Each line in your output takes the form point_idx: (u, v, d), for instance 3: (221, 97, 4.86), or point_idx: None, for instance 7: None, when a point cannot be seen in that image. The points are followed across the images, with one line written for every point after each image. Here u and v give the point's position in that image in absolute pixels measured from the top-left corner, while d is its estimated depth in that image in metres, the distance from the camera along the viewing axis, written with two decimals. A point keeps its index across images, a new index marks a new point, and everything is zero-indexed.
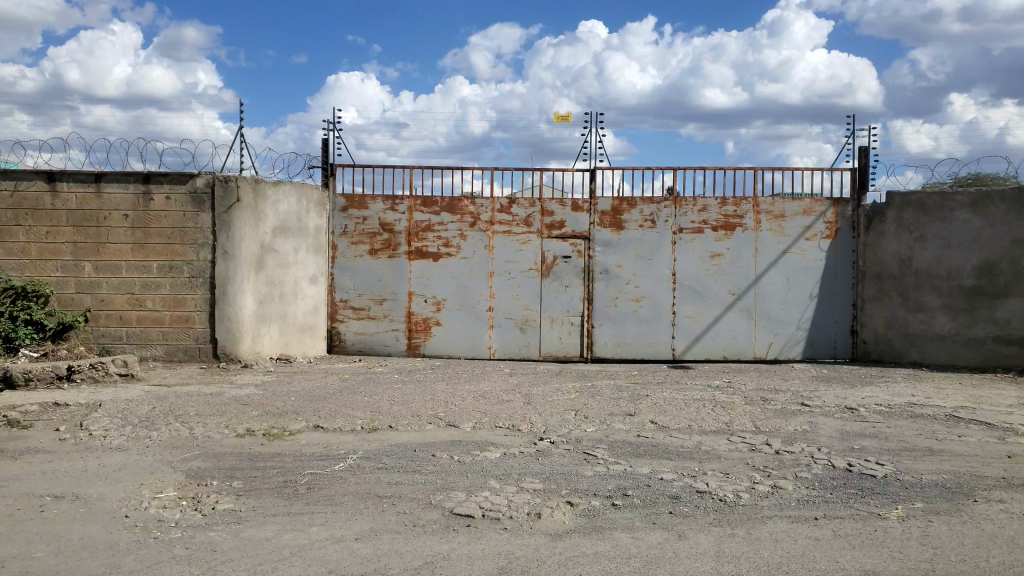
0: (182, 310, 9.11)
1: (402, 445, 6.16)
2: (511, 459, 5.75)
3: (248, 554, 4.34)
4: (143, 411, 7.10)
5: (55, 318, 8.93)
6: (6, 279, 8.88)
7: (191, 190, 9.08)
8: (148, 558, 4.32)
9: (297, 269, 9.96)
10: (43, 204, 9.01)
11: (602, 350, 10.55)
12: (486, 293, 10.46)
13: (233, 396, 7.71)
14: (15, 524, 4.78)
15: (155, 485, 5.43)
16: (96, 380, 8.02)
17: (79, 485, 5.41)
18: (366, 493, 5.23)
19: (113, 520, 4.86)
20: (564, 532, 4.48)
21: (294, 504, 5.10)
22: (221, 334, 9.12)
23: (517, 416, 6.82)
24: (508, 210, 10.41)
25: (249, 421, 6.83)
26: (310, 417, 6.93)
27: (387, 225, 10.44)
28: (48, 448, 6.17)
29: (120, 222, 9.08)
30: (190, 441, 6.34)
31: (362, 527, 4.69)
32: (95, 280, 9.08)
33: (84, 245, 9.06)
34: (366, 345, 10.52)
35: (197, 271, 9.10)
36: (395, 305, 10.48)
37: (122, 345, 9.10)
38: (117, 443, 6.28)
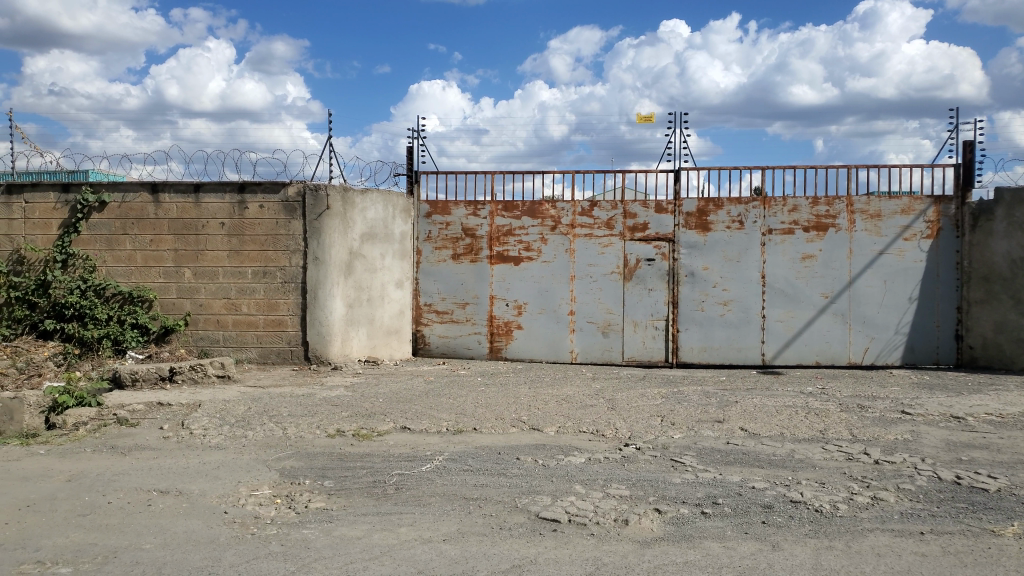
0: (275, 314, 9.46)
1: (487, 448, 6.20)
2: (596, 464, 5.70)
3: (340, 552, 4.45)
4: (239, 411, 7.39)
5: (158, 322, 9.44)
6: (115, 285, 9.44)
7: (284, 198, 9.41)
8: (246, 553, 4.49)
9: (384, 274, 10.19)
10: (147, 214, 9.52)
11: (687, 355, 10.35)
12: (568, 296, 10.44)
13: (323, 397, 7.94)
14: (125, 517, 5.05)
15: (252, 483, 5.65)
16: (196, 381, 8.40)
17: (182, 482, 5.68)
18: (453, 495, 5.29)
19: (213, 515, 5.08)
20: (653, 540, 4.41)
21: (384, 504, 5.20)
22: (312, 337, 9.42)
23: (602, 421, 6.77)
24: (590, 213, 10.35)
25: (338, 422, 7.03)
26: (397, 418, 7.07)
27: (469, 230, 10.55)
28: (153, 446, 6.50)
29: (218, 230, 9.49)
30: (284, 441, 6.56)
31: (450, 529, 4.73)
32: (194, 285, 9.53)
33: (184, 252, 9.53)
34: (449, 349, 10.64)
35: (290, 276, 9.44)
36: (478, 309, 10.57)
37: (219, 347, 9.51)
38: (217, 442, 6.57)
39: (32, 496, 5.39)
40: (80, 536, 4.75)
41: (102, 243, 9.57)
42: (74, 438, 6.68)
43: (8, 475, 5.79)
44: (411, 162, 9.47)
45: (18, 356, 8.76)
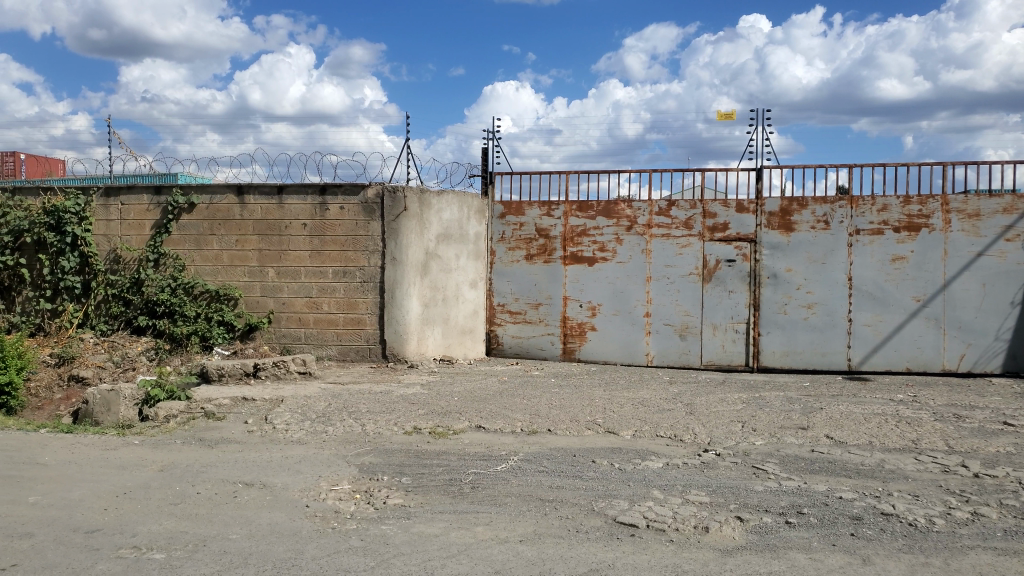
0: (354, 313, 9.67)
1: (562, 450, 6.17)
2: (675, 470, 5.59)
3: (419, 550, 4.50)
4: (320, 407, 7.57)
5: (243, 320, 9.78)
6: (203, 284, 9.82)
7: (363, 200, 9.59)
8: (328, 547, 4.58)
9: (458, 274, 10.29)
10: (233, 215, 9.87)
11: (768, 359, 10.08)
12: (643, 298, 10.30)
13: (400, 395, 8.06)
14: (213, 508, 5.24)
15: (332, 478, 5.78)
16: (278, 377, 8.65)
17: (267, 475, 5.85)
18: (529, 496, 5.28)
19: (296, 509, 5.21)
20: (736, 549, 4.29)
21: (460, 503, 5.23)
22: (389, 336, 9.60)
23: (680, 426, 6.64)
24: (667, 213, 10.18)
25: (415, 419, 7.12)
26: (472, 417, 7.10)
27: (543, 230, 10.54)
28: (239, 439, 6.73)
29: (300, 230, 9.76)
30: (362, 437, 6.69)
31: (527, 530, 4.73)
32: (277, 284, 9.82)
33: (268, 252, 9.83)
34: (523, 349, 10.65)
35: (368, 276, 9.63)
36: (551, 310, 10.55)
37: (301, 345, 9.78)
38: (299, 437, 6.75)
39: (127, 484, 5.65)
40: (172, 524, 4.95)
41: (191, 243, 9.95)
42: (166, 430, 6.98)
43: (107, 464, 6.10)
44: (488, 163, 9.51)
45: (114, 351, 9.24)
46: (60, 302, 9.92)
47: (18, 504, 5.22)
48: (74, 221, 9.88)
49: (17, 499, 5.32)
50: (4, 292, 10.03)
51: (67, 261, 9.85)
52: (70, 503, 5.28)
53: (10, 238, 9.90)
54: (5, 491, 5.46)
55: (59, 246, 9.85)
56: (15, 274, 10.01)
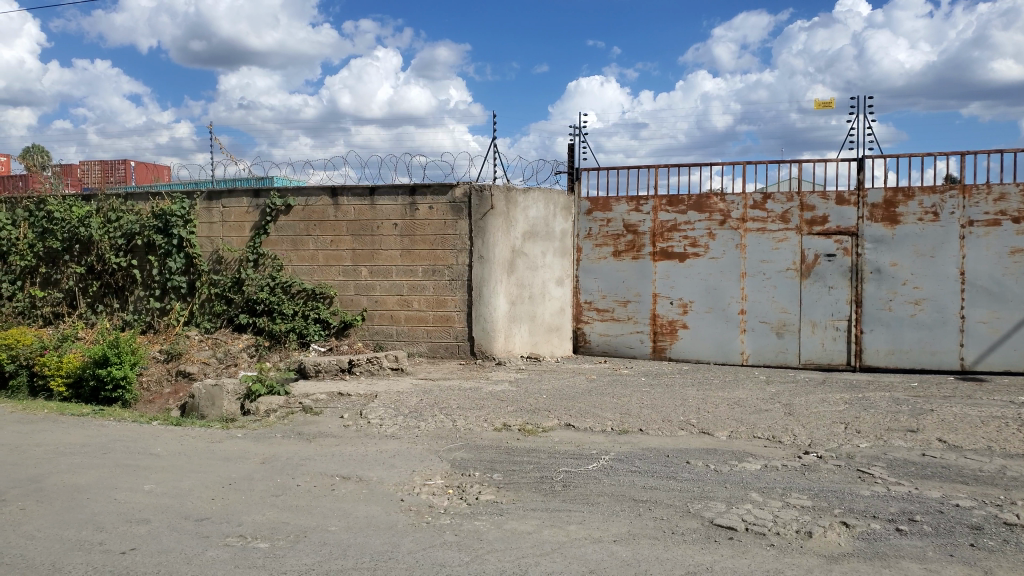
0: (443, 311, 9.81)
1: (654, 450, 6.07)
2: (773, 472, 5.41)
3: (512, 546, 4.51)
4: (412, 402, 7.70)
5: (337, 317, 10.08)
6: (299, 283, 10.16)
7: (452, 199, 9.71)
8: (423, 541, 4.65)
9: (545, 272, 10.28)
10: (328, 216, 10.17)
11: (871, 358, 9.64)
12: (737, 294, 10.02)
13: (489, 391, 8.11)
14: (313, 500, 5.40)
15: (426, 472, 5.87)
16: (372, 373, 8.89)
17: (363, 468, 5.99)
18: (622, 496, 5.21)
19: (391, 502, 5.32)
20: (842, 556, 4.11)
21: (553, 501, 5.21)
22: (477, 333, 9.70)
23: (778, 427, 6.42)
24: (762, 206, 9.88)
25: (504, 416, 7.15)
26: (562, 415, 7.07)
27: (631, 226, 10.40)
28: (335, 433, 6.93)
29: (391, 230, 9.96)
30: (454, 433, 6.77)
31: (621, 530, 4.67)
32: (370, 283, 10.06)
33: (361, 252, 10.08)
34: (611, 347, 10.55)
35: (456, 274, 9.75)
36: (640, 307, 10.40)
37: (392, 341, 9.99)
38: (392, 431, 6.89)
39: (232, 475, 5.90)
40: (274, 514, 5.13)
41: (288, 244, 10.30)
42: (267, 424, 7.26)
43: (213, 455, 6.39)
44: (575, 160, 9.46)
45: (218, 347, 9.69)
46: (169, 301, 10.49)
47: (135, 492, 5.53)
48: (180, 223, 10.41)
49: (133, 486, 5.64)
50: (119, 291, 10.70)
51: (174, 262, 10.40)
52: (181, 491, 5.55)
53: (123, 241, 10.54)
54: (123, 479, 5.80)
55: (166, 248, 10.42)
56: (128, 275, 10.65)
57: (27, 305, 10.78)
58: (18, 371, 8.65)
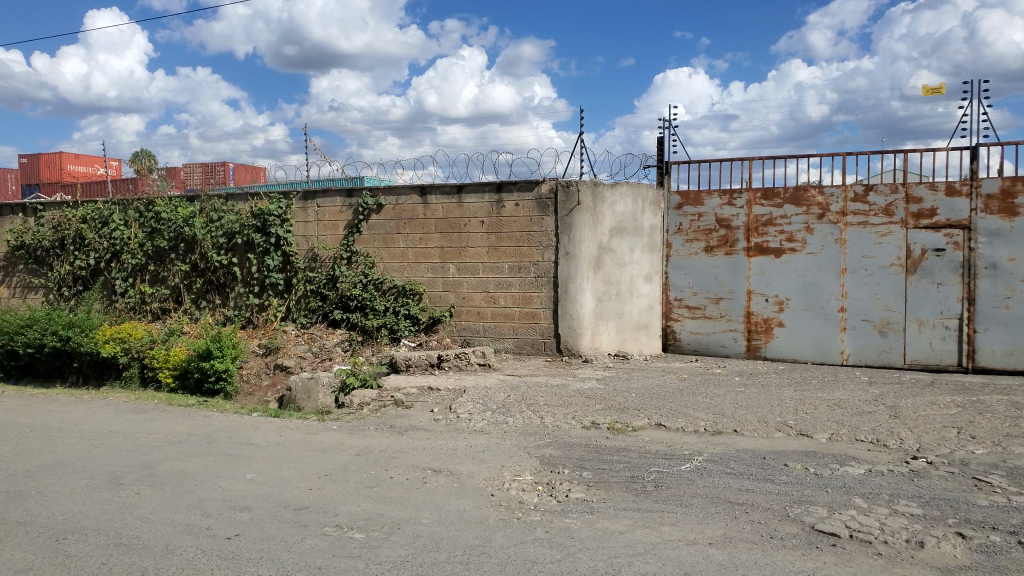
0: (530, 307, 9.84)
1: (749, 452, 5.90)
2: (878, 477, 5.16)
3: (605, 545, 4.46)
4: (500, 398, 7.74)
5: (427, 313, 10.26)
6: (390, 279, 10.37)
7: (538, 196, 9.73)
8: (514, 536, 4.66)
9: (633, 268, 10.14)
10: (416, 214, 10.34)
11: (986, 359, 9.09)
12: (837, 291, 9.63)
13: (577, 389, 8.07)
14: (405, 492, 5.51)
15: (515, 468, 5.88)
16: (460, 368, 9.00)
17: (453, 462, 6.07)
18: (717, 498, 5.08)
19: (482, 497, 5.36)
20: (957, 568, 3.88)
21: (645, 501, 5.13)
22: (564, 329, 9.70)
23: (883, 430, 6.13)
24: (864, 199, 9.44)
25: (593, 414, 7.10)
26: (652, 414, 6.96)
27: (724, 220, 10.13)
28: (426, 427, 7.05)
29: (478, 228, 10.05)
30: (543, 429, 6.77)
31: (716, 533, 4.55)
32: (457, 279, 10.17)
33: (448, 249, 10.20)
34: (702, 346, 10.31)
35: (543, 271, 9.77)
36: (733, 305, 10.12)
37: (479, 338, 10.09)
38: (481, 426, 6.95)
39: (328, 466, 6.08)
40: (370, 506, 5.25)
41: (379, 242, 10.54)
42: (360, 417, 7.45)
43: (310, 446, 6.60)
44: (664, 154, 9.31)
45: (313, 342, 10.01)
46: (267, 297, 10.91)
47: (238, 480, 5.77)
48: (277, 223, 10.79)
49: (236, 475, 5.89)
50: (220, 288, 11.20)
51: (272, 260, 10.79)
52: (280, 481, 5.76)
53: (224, 240, 11.02)
54: (226, 467, 6.06)
55: (265, 246, 10.82)
56: (229, 272, 11.13)
57: (138, 301, 11.45)
58: (130, 363, 9.18)
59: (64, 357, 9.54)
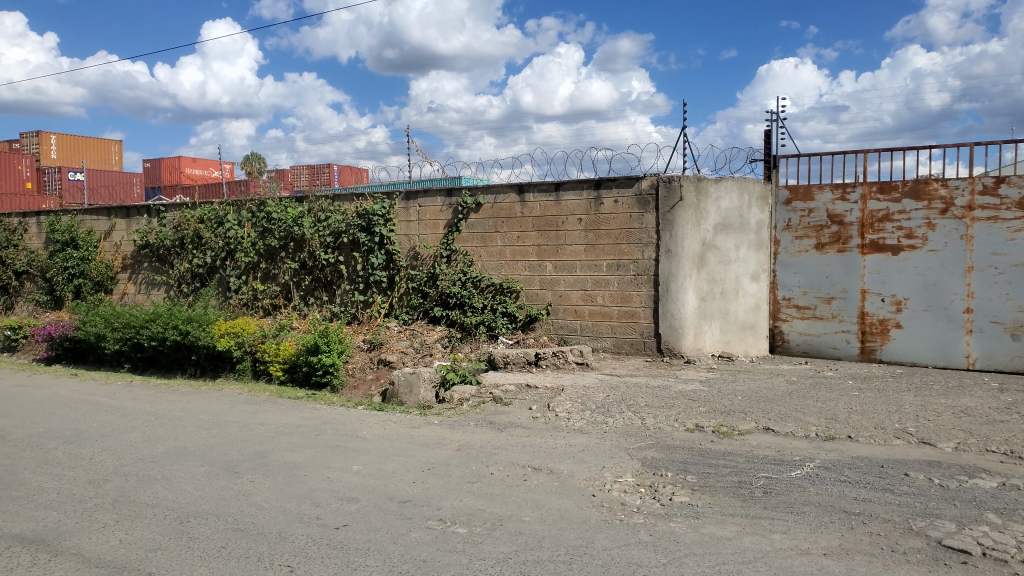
0: (629, 306, 9.72)
1: (866, 459, 5.60)
2: (1013, 493, 4.80)
3: (712, 552, 4.33)
4: (599, 398, 7.67)
5: (524, 311, 10.30)
6: (488, 277, 10.47)
7: (638, 192, 9.58)
8: (618, 538, 4.59)
9: (738, 266, 9.85)
10: (514, 213, 10.39)
11: None
12: (961, 291, 9.04)
13: (679, 390, 7.89)
14: (506, 489, 5.52)
15: (617, 469, 5.80)
16: (558, 366, 8.97)
17: (553, 461, 6.04)
18: (831, 507, 4.84)
19: (583, 497, 5.31)
20: None
21: (753, 507, 4.96)
22: (665, 329, 9.52)
23: (1017, 441, 5.69)
24: (994, 191, 8.80)
25: (696, 416, 6.92)
26: (759, 418, 6.72)
27: (836, 216, 9.68)
28: (525, 424, 7.06)
29: (576, 225, 9.99)
30: (644, 431, 6.65)
31: (831, 544, 4.34)
32: (555, 278, 10.16)
33: (546, 247, 10.21)
34: (812, 347, 9.89)
35: (643, 269, 9.62)
36: (846, 305, 9.66)
37: (577, 336, 10.05)
38: (580, 426, 6.90)
39: (431, 460, 6.18)
40: (471, 501, 5.30)
41: (477, 241, 10.66)
42: (460, 412, 7.56)
43: (413, 440, 6.74)
44: (771, 148, 8.98)
45: (414, 338, 10.20)
46: (371, 295, 11.21)
47: (345, 471, 5.95)
48: (381, 222, 11.06)
49: (343, 466, 6.07)
50: (327, 285, 11.60)
51: (376, 258, 11.08)
52: (385, 473, 5.90)
53: (331, 239, 11.40)
54: (334, 459, 6.26)
55: (369, 245, 11.12)
56: (335, 270, 11.50)
57: (251, 297, 12.01)
58: (243, 357, 9.64)
59: (184, 349, 10.11)
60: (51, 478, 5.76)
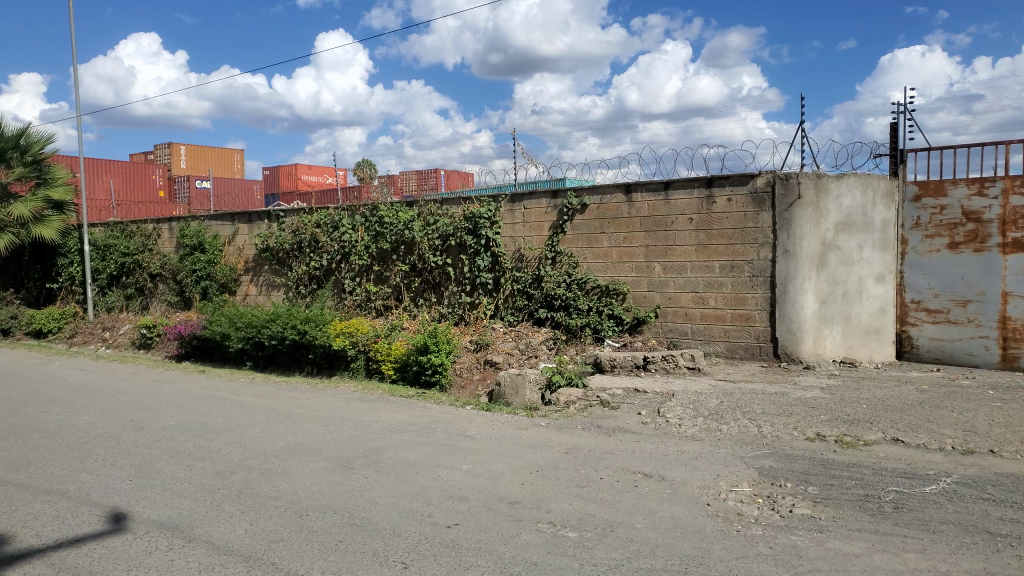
0: (743, 309, 9.41)
1: (1011, 477, 5.17)
2: None
3: (838, 568, 4.10)
4: (712, 404, 7.43)
5: (631, 314, 10.16)
6: (594, 279, 10.39)
7: (753, 190, 9.25)
8: (735, 549, 4.42)
9: (861, 267, 9.35)
10: (621, 213, 10.26)
11: None
12: None
13: (797, 397, 7.55)
14: (617, 494, 5.44)
15: (732, 478, 5.61)
16: (667, 371, 8.78)
17: (665, 468, 5.90)
18: (973, 526, 4.49)
19: (697, 505, 5.15)
20: None
21: (883, 523, 4.66)
22: (782, 333, 9.16)
23: None
24: None
25: (817, 425, 6.60)
26: (887, 428, 6.33)
27: (972, 212, 8.99)
28: (634, 429, 6.93)
29: (686, 225, 9.76)
30: (761, 439, 6.40)
31: (974, 567, 4.01)
32: (664, 279, 9.97)
33: (654, 247, 10.02)
34: (945, 353, 9.22)
35: (757, 270, 9.30)
36: (985, 308, 8.95)
37: (687, 340, 9.81)
38: (692, 433, 6.72)
39: (539, 462, 6.17)
40: (581, 505, 5.25)
41: (584, 242, 10.60)
42: (567, 415, 7.51)
43: (521, 441, 6.75)
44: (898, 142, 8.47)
45: (520, 339, 10.22)
46: (478, 296, 11.33)
47: (455, 470, 6.02)
48: (487, 225, 11.18)
49: (454, 465, 6.15)
50: (436, 287, 11.84)
51: (482, 260, 11.21)
52: (495, 474, 5.93)
53: (439, 241, 11.62)
54: (445, 458, 6.35)
55: (476, 248, 11.26)
56: (443, 272, 11.71)
57: (364, 298, 12.42)
58: (357, 356, 9.95)
59: (302, 348, 10.54)
60: (183, 468, 6.13)
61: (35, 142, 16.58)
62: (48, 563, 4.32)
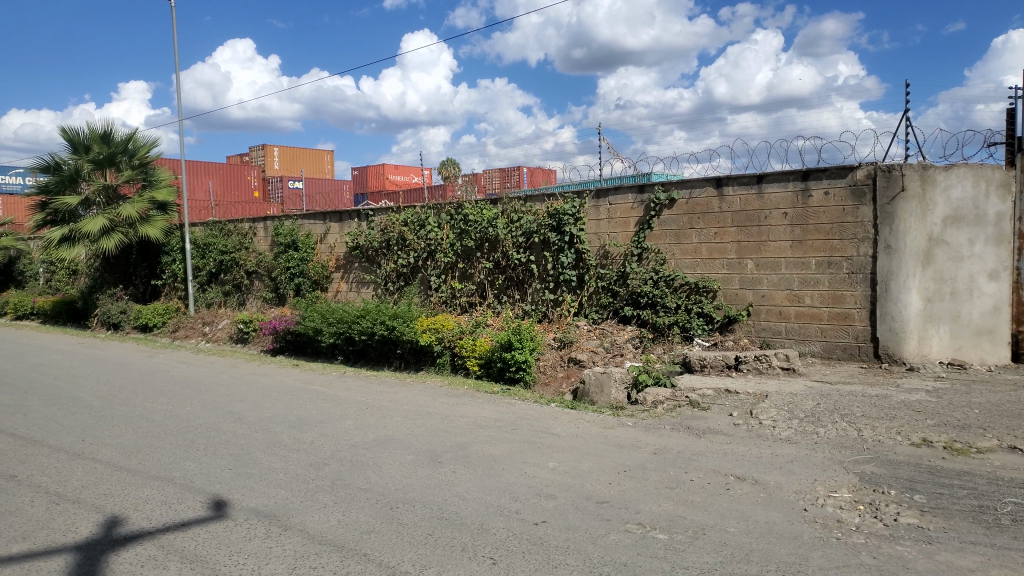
0: (841, 307, 9.06)
1: None
2: None
3: None
4: (809, 406, 7.15)
5: (721, 312, 9.90)
6: (682, 276, 10.18)
7: (852, 183, 8.88)
8: (835, 558, 4.23)
9: (972, 263, 8.73)
10: (711, 209, 10.01)
11: None
12: None
13: (900, 400, 7.19)
14: (708, 497, 5.30)
15: (830, 483, 5.38)
16: (760, 371, 8.51)
17: (759, 471, 5.72)
18: None
19: (793, 510, 4.97)
20: None
21: (1000, 536, 4.37)
22: (884, 333, 8.79)
23: None
24: None
25: (923, 430, 6.25)
26: (1003, 436, 5.93)
27: None
28: (726, 431, 6.75)
29: (780, 220, 9.44)
30: (861, 443, 6.11)
31: None
32: (756, 276, 9.68)
33: (746, 243, 9.74)
34: None
35: (857, 267, 8.93)
36: None
37: (781, 339, 9.49)
38: (787, 435, 6.48)
39: (627, 462, 6.08)
40: (671, 507, 5.14)
41: (671, 238, 10.38)
42: (655, 415, 7.38)
43: (608, 440, 6.68)
44: (1014, 128, 7.90)
45: (604, 337, 10.13)
46: (561, 294, 11.28)
47: (542, 468, 6.00)
48: (571, 222, 11.11)
49: (541, 462, 6.13)
50: (519, 284, 11.86)
51: (566, 257, 11.16)
52: (581, 472, 5.88)
53: (523, 239, 11.63)
54: (531, 454, 6.34)
55: (560, 245, 11.21)
56: (527, 270, 11.71)
57: (449, 296, 12.60)
58: (443, 352, 10.07)
59: (390, 344, 10.74)
60: (279, 458, 6.34)
61: (141, 147, 17.60)
62: (158, 545, 4.54)
